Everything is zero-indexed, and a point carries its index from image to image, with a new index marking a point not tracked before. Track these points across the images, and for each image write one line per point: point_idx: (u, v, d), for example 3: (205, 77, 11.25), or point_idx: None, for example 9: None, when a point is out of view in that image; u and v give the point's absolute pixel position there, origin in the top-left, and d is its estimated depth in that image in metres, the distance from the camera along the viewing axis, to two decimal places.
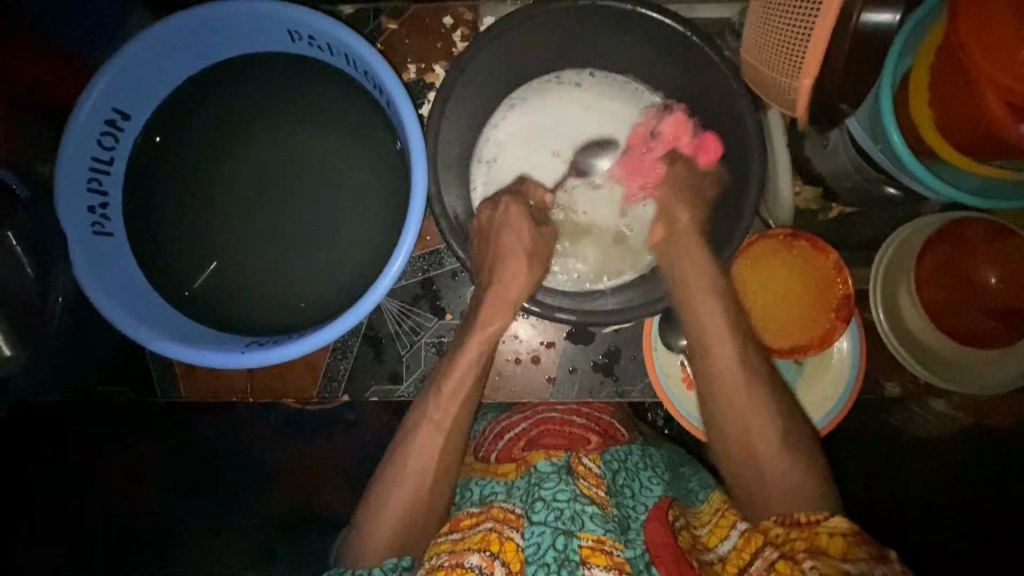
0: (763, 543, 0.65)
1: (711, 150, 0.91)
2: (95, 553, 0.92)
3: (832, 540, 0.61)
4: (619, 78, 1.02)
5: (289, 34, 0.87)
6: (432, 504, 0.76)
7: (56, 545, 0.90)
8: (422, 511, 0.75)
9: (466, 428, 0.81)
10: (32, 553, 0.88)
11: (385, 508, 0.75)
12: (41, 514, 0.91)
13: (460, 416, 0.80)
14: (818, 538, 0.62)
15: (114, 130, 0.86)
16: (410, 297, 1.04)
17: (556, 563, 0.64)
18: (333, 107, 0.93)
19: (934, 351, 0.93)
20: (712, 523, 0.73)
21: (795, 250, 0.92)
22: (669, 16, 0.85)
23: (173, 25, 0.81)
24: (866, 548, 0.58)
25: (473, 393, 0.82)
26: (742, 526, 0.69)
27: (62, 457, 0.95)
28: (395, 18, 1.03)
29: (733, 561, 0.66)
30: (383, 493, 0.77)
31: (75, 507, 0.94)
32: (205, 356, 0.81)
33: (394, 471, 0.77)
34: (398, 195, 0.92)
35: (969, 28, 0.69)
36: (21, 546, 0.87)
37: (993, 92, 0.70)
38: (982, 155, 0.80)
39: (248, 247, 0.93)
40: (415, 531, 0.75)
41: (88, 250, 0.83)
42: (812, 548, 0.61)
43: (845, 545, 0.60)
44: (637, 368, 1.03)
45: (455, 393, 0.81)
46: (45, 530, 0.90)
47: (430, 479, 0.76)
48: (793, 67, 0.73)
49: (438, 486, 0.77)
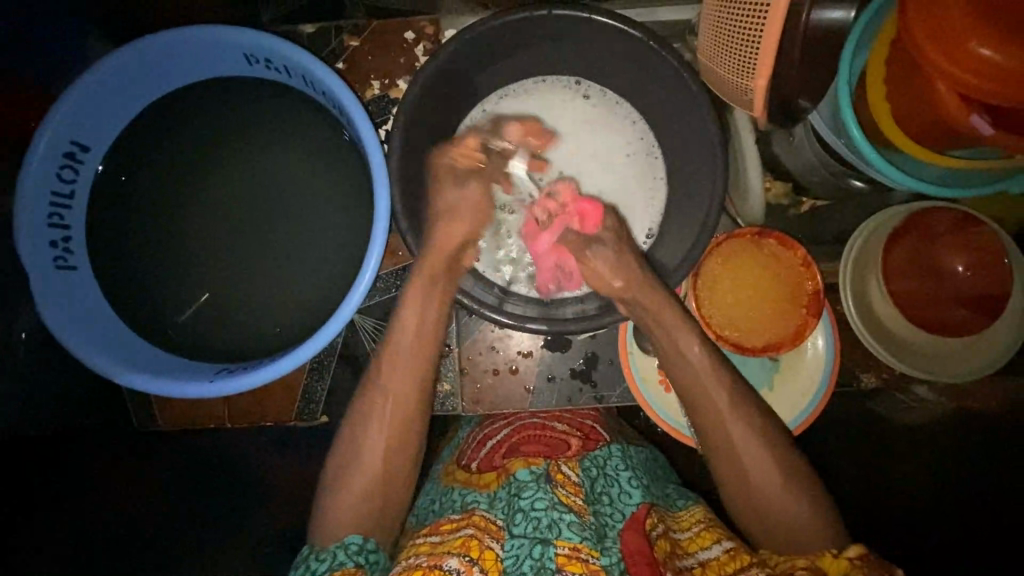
0: (749, 562, 0.65)
1: (594, 216, 0.86)
2: (95, 554, 0.87)
3: (835, 564, 0.62)
4: (609, 94, 1.01)
5: (245, 58, 0.87)
6: (394, 484, 0.77)
7: (60, 544, 0.83)
8: (387, 483, 0.76)
9: (422, 408, 0.81)
10: (36, 555, 0.79)
11: (354, 478, 0.75)
12: (42, 513, 0.83)
13: (415, 412, 0.80)
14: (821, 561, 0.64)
15: (73, 162, 0.85)
16: (384, 313, 1.03)
17: (533, 571, 0.63)
18: (295, 128, 0.93)
19: (910, 342, 0.93)
20: (693, 532, 0.74)
21: (763, 249, 0.93)
22: (624, 22, 0.85)
23: (125, 52, 0.80)
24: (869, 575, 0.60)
25: (421, 383, 0.81)
26: (726, 542, 0.69)
27: (62, 458, 0.89)
28: (356, 35, 1.03)
29: (714, 568, 0.67)
30: (338, 487, 0.76)
31: (74, 509, 0.88)
32: (173, 387, 0.80)
33: (356, 447, 0.77)
34: (368, 213, 0.91)
35: (922, 28, 0.68)
36: (25, 547, 0.79)
37: (947, 86, 0.70)
38: (941, 146, 0.81)
39: (217, 274, 0.93)
40: (383, 515, 0.75)
41: (54, 287, 0.82)
42: (811, 567, 0.63)
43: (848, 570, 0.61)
44: (616, 372, 1.02)
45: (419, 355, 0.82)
46: (46, 531, 0.83)
47: (390, 446, 0.77)
48: (745, 68, 0.74)
49: (397, 477, 0.77)
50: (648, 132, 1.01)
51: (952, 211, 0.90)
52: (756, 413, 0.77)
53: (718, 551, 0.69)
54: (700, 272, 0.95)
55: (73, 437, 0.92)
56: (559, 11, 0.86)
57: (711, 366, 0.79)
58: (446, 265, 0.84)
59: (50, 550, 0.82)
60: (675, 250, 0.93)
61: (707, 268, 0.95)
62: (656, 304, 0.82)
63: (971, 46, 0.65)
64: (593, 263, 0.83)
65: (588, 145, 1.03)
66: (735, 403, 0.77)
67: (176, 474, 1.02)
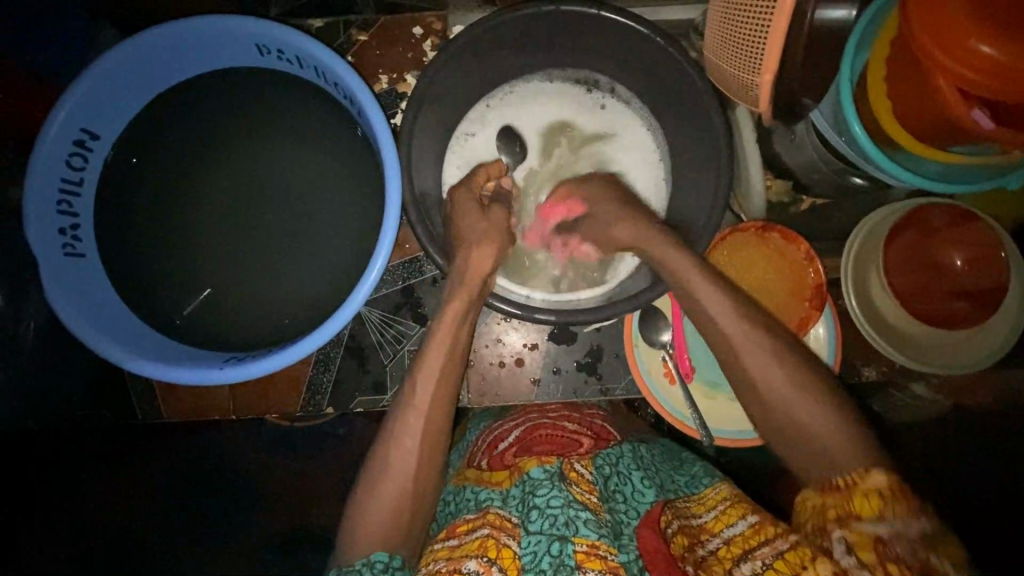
0: (778, 532, 0.64)
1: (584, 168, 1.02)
2: (97, 556, 0.96)
3: (867, 503, 0.61)
4: (622, 93, 1.03)
5: (257, 49, 0.87)
6: (422, 493, 0.75)
7: (61, 544, 0.92)
8: (415, 496, 0.74)
9: (446, 417, 0.79)
10: (42, 552, 0.90)
11: (380, 489, 0.73)
12: (42, 514, 0.91)
13: (440, 422, 0.78)
14: (851, 502, 0.62)
15: (83, 150, 0.86)
16: (391, 305, 1.04)
17: (552, 569, 0.64)
18: (305, 119, 0.93)
19: (909, 335, 0.95)
20: (718, 510, 0.73)
21: (767, 242, 0.95)
22: (632, 18, 0.87)
23: (139, 42, 0.81)
24: (903, 503, 0.60)
25: (444, 399, 0.79)
26: (751, 517, 0.68)
27: (62, 458, 0.94)
28: (365, 30, 1.04)
29: (739, 544, 0.66)
30: (363, 507, 0.73)
31: (75, 509, 0.95)
32: (181, 374, 0.80)
33: (380, 468, 0.75)
34: (378, 204, 0.92)
35: (925, 26, 0.69)
36: (27, 547, 0.88)
37: (947, 83, 0.71)
38: (940, 143, 0.83)
39: (225, 264, 0.93)
40: (406, 530, 0.73)
41: (62, 275, 0.82)
42: (845, 515, 0.62)
43: (884, 505, 0.60)
44: (621, 365, 1.03)
45: (448, 370, 0.80)
46: (46, 531, 0.91)
47: (417, 462, 0.75)
48: (751, 64, 0.75)
49: (423, 491, 0.75)
50: (657, 132, 1.03)
51: (950, 206, 0.92)
52: (785, 390, 0.72)
53: (743, 526, 0.68)
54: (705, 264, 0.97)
55: (73, 439, 0.95)
56: (569, 7, 0.87)
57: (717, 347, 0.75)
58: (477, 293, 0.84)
59: (50, 551, 0.91)
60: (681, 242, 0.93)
61: (711, 261, 0.97)
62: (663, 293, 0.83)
63: (970, 43, 0.67)
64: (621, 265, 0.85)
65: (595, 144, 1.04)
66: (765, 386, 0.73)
67: (176, 475, 1.04)
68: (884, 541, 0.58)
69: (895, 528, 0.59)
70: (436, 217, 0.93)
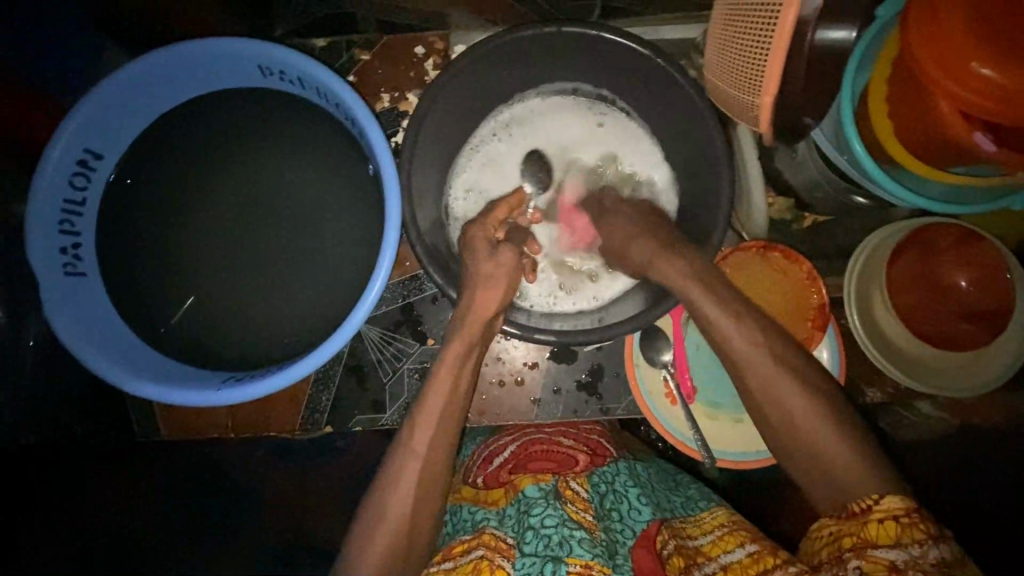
0: (779, 562, 0.65)
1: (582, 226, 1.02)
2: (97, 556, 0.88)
3: (881, 529, 0.61)
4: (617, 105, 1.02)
5: (259, 70, 0.88)
6: (424, 517, 0.74)
7: (60, 544, 0.84)
8: (416, 520, 0.74)
9: (450, 451, 0.79)
10: (41, 552, 0.81)
11: (385, 516, 0.73)
12: (42, 513, 0.83)
13: (445, 446, 0.78)
14: (867, 528, 0.62)
15: (86, 170, 0.86)
16: (391, 323, 1.03)
17: None
18: (307, 137, 0.93)
19: (920, 356, 0.93)
20: (716, 535, 0.74)
21: (770, 263, 0.95)
22: (632, 40, 0.87)
23: (143, 65, 0.82)
24: (922, 530, 0.60)
25: (450, 421, 0.79)
26: (751, 546, 0.69)
27: (62, 458, 0.89)
28: (367, 49, 1.05)
29: (736, 572, 0.67)
30: (363, 532, 0.73)
31: (74, 509, 0.88)
32: (181, 396, 0.80)
33: (387, 489, 0.74)
34: (378, 223, 0.92)
35: (925, 47, 0.69)
36: (28, 547, 0.80)
37: (949, 104, 0.71)
38: (942, 163, 0.82)
39: (224, 284, 0.93)
40: (404, 554, 0.72)
41: (62, 295, 0.82)
42: (859, 543, 0.62)
43: (898, 531, 0.61)
44: (622, 385, 1.02)
45: (446, 415, 0.79)
46: (46, 531, 0.83)
47: (416, 487, 0.74)
48: (752, 85, 0.75)
49: (426, 514, 0.74)
50: (656, 148, 1.02)
51: (956, 226, 0.91)
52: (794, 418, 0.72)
53: (741, 555, 0.69)
54: None
55: (73, 442, 0.92)
56: (568, 29, 0.87)
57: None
58: (480, 331, 0.84)
59: (48, 550, 0.82)
60: None
61: None
62: None
63: (971, 65, 0.67)
64: None
65: (588, 157, 1.04)
66: (770, 408, 0.74)
67: (175, 478, 1.02)
68: (900, 569, 0.58)
69: (913, 556, 0.59)
70: (435, 234, 0.95)
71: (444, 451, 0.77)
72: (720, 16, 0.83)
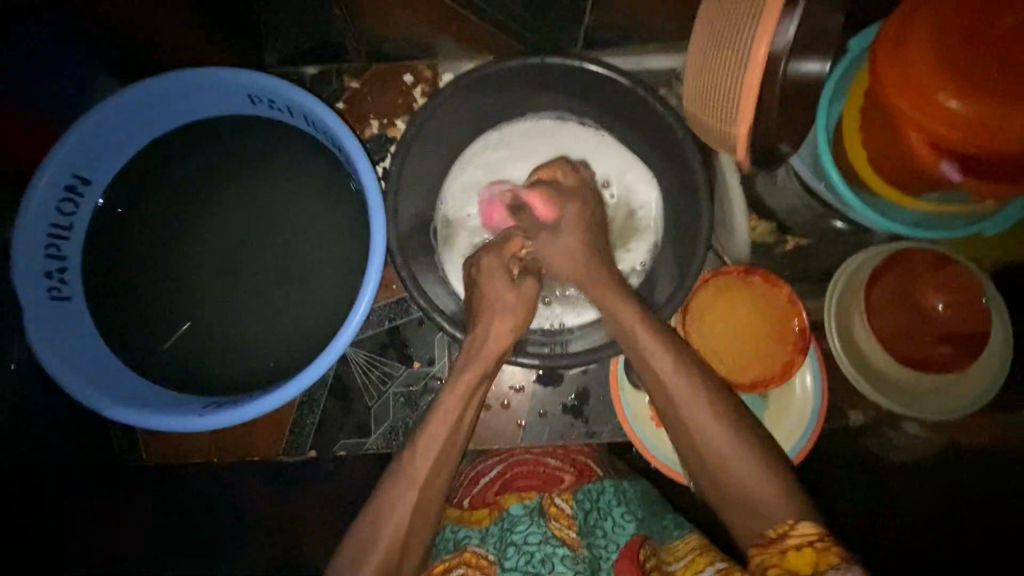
0: None
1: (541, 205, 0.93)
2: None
3: (803, 556, 0.61)
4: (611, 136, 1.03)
5: (250, 98, 0.90)
6: (413, 546, 0.73)
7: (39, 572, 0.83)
8: (404, 549, 0.72)
9: (442, 476, 0.78)
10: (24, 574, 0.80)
11: (372, 545, 0.71)
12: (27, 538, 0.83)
13: (437, 472, 0.77)
14: (787, 557, 0.61)
15: (74, 196, 0.87)
16: (377, 347, 1.03)
17: None
18: (296, 163, 0.95)
19: (898, 380, 0.95)
20: (688, 559, 0.71)
21: (750, 286, 0.96)
22: (614, 71, 0.90)
23: (133, 94, 0.84)
24: (835, 553, 0.60)
25: (450, 452, 0.79)
26: (718, 564, 0.67)
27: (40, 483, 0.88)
28: (357, 77, 1.08)
29: None
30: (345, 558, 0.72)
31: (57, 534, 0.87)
32: (164, 421, 0.80)
33: (372, 519, 0.73)
34: (364, 248, 0.93)
35: (893, 80, 0.72)
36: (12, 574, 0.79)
37: (919, 135, 0.73)
38: (914, 191, 0.85)
39: (210, 308, 0.93)
40: None
41: (46, 320, 0.82)
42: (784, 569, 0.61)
43: (816, 558, 0.60)
44: (608, 408, 1.02)
45: (442, 442, 0.79)
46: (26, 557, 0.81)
47: (404, 517, 0.73)
48: (729, 114, 0.77)
49: (414, 543, 0.73)
50: (651, 182, 1.02)
51: (931, 251, 0.93)
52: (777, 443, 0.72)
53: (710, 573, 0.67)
54: (689, 306, 0.98)
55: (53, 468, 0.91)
56: (551, 60, 0.90)
57: (697, 391, 0.75)
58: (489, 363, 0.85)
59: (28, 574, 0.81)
60: (666, 283, 0.95)
61: (696, 303, 0.98)
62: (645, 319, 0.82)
63: (939, 98, 0.69)
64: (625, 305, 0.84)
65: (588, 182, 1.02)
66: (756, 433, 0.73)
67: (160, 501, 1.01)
68: None
69: None
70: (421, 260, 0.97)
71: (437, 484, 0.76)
72: (698, 36, 0.83)
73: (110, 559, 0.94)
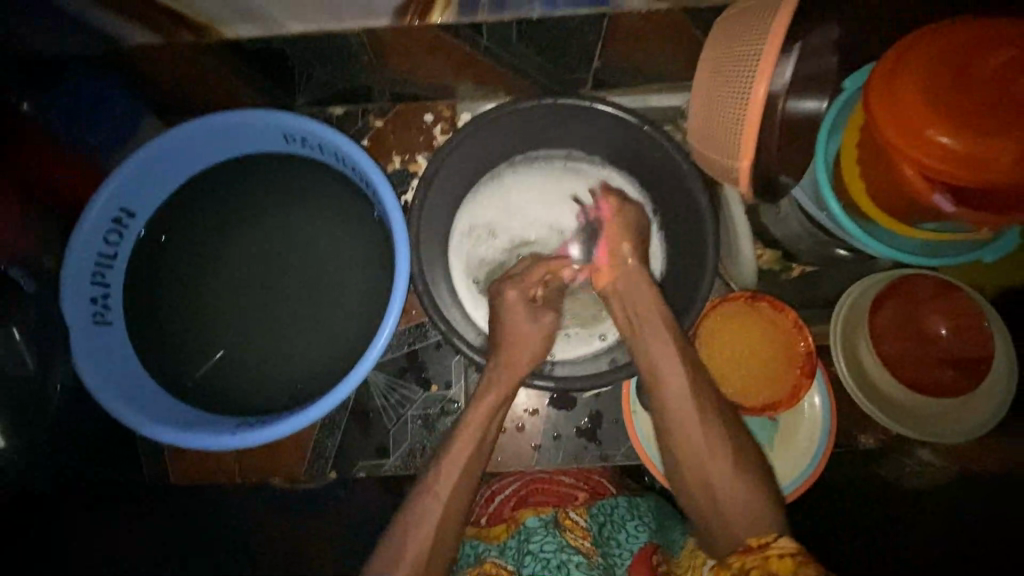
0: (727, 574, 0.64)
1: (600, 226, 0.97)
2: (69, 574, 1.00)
3: (780, 561, 0.62)
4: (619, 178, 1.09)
5: (284, 137, 0.97)
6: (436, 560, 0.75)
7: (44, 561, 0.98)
8: (431, 564, 0.74)
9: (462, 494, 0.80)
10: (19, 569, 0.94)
11: (398, 562, 0.74)
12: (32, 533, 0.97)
13: (460, 490, 0.80)
14: (767, 560, 0.63)
15: (120, 227, 0.94)
16: (396, 370, 1.07)
17: None
18: (324, 196, 1.01)
19: (903, 402, 0.97)
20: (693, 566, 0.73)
21: (758, 310, 0.99)
22: (623, 110, 0.96)
23: (178, 134, 0.91)
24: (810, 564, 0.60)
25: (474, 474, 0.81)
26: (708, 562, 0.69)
27: None
28: (380, 117, 1.15)
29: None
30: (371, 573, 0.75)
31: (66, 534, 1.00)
32: (199, 440, 0.84)
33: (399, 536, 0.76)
34: (385, 275, 0.98)
35: (886, 117, 0.77)
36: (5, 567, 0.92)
37: (913, 168, 0.78)
38: (914, 220, 0.88)
39: (239, 332, 0.98)
40: None
41: (89, 343, 0.88)
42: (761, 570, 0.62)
43: (794, 564, 0.61)
44: (620, 432, 1.05)
45: (467, 459, 0.82)
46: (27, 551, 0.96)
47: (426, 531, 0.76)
48: (731, 149, 0.81)
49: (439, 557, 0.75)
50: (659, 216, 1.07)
51: (933, 277, 0.97)
52: None
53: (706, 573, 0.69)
54: (700, 333, 1.01)
55: None
56: (563, 100, 0.96)
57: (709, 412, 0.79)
58: (511, 382, 0.88)
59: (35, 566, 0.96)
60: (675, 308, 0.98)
61: (706, 329, 1.01)
62: (657, 342, 0.85)
63: (929, 133, 0.74)
64: (640, 330, 0.88)
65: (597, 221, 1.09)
66: None
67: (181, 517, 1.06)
68: None
69: None
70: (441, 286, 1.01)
71: (461, 502, 0.79)
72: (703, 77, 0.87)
73: (110, 557, 1.03)
